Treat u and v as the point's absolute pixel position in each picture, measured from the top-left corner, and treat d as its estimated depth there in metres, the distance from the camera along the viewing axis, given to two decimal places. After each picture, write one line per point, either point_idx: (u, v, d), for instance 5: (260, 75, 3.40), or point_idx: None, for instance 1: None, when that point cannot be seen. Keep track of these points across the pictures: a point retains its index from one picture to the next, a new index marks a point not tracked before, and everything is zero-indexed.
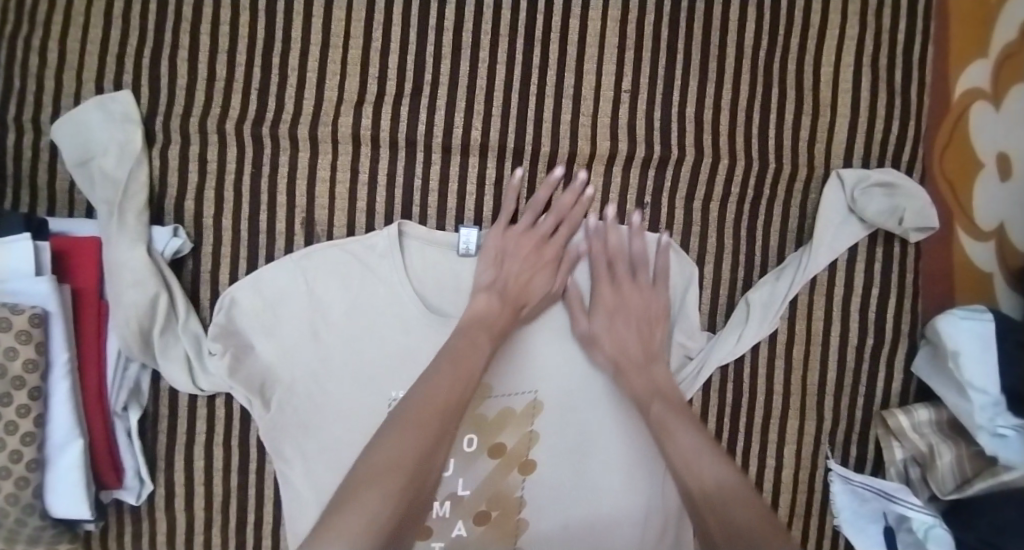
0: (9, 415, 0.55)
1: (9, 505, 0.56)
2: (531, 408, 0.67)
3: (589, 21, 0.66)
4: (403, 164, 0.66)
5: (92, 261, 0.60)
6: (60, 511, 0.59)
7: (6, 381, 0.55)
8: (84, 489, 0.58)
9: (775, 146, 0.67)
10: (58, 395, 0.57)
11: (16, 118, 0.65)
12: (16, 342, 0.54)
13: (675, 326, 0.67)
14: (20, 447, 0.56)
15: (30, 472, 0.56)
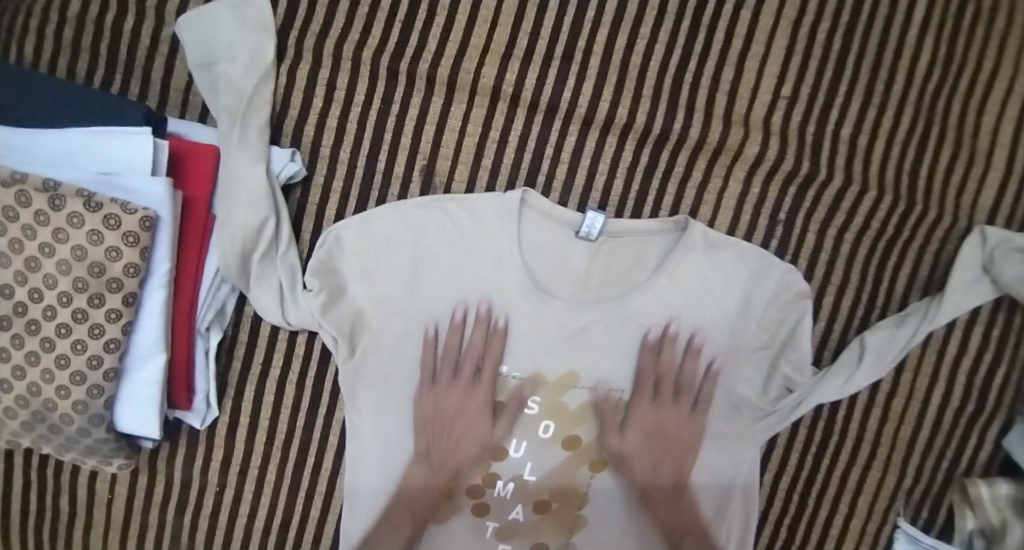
0: (99, 318, 0.52)
1: (77, 412, 0.53)
2: (615, 406, 0.64)
3: (760, 18, 0.62)
4: (539, 128, 0.62)
5: (207, 169, 0.57)
6: (126, 427, 0.56)
7: (103, 281, 0.51)
8: (158, 409, 0.55)
9: (923, 187, 0.63)
10: (150, 305, 0.54)
11: (136, 2, 0.59)
12: (122, 243, 0.51)
13: (783, 355, 0.64)
14: (101, 354, 0.53)
15: (106, 382, 0.53)
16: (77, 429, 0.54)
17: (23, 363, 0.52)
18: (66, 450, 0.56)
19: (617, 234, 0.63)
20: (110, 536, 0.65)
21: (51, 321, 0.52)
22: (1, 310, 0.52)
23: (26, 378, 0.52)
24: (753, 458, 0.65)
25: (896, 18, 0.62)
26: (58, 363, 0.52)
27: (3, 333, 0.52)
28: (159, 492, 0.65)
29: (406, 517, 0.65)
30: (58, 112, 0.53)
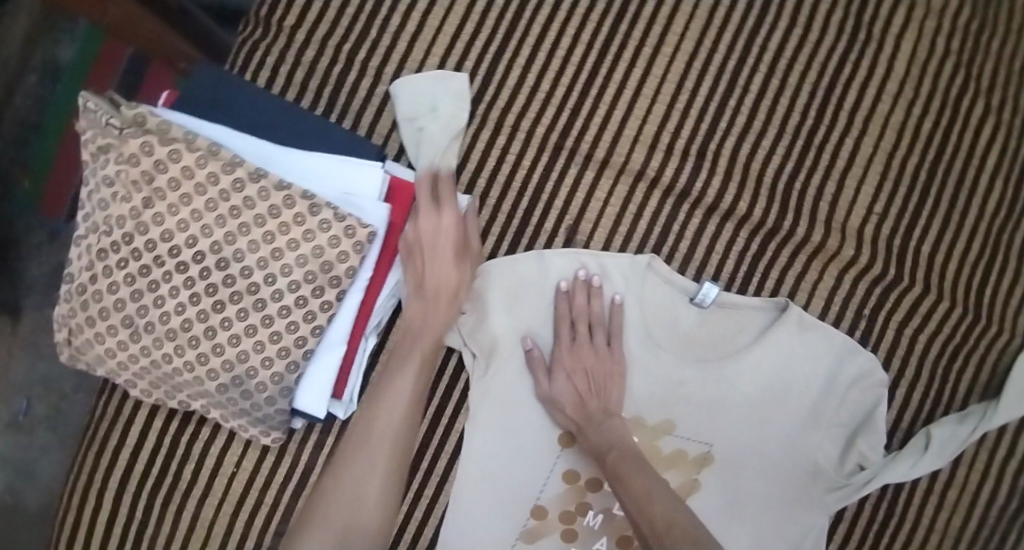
0: (313, 306, 0.62)
1: (273, 382, 0.62)
2: (702, 458, 0.73)
3: (861, 146, 0.74)
4: (670, 208, 0.74)
5: (406, 200, 0.67)
6: (298, 405, 0.66)
7: (327, 276, 0.61)
8: (329, 392, 0.66)
9: (988, 306, 0.73)
10: (349, 305, 0.65)
11: (362, 62, 0.74)
12: (352, 250, 0.61)
13: (861, 436, 0.72)
14: (306, 336, 0.62)
15: (302, 361, 0.63)
16: (266, 397, 0.63)
17: (240, 332, 0.61)
18: (238, 416, 0.65)
19: (726, 306, 0.73)
20: (235, 502, 0.74)
21: (275, 303, 0.61)
22: (236, 284, 0.61)
23: (239, 345, 0.61)
24: (821, 525, 0.72)
25: (972, 161, 0.74)
26: (271, 337, 0.62)
27: (231, 305, 0.61)
28: (287, 469, 0.74)
29: (503, 530, 0.72)
30: (306, 137, 0.67)
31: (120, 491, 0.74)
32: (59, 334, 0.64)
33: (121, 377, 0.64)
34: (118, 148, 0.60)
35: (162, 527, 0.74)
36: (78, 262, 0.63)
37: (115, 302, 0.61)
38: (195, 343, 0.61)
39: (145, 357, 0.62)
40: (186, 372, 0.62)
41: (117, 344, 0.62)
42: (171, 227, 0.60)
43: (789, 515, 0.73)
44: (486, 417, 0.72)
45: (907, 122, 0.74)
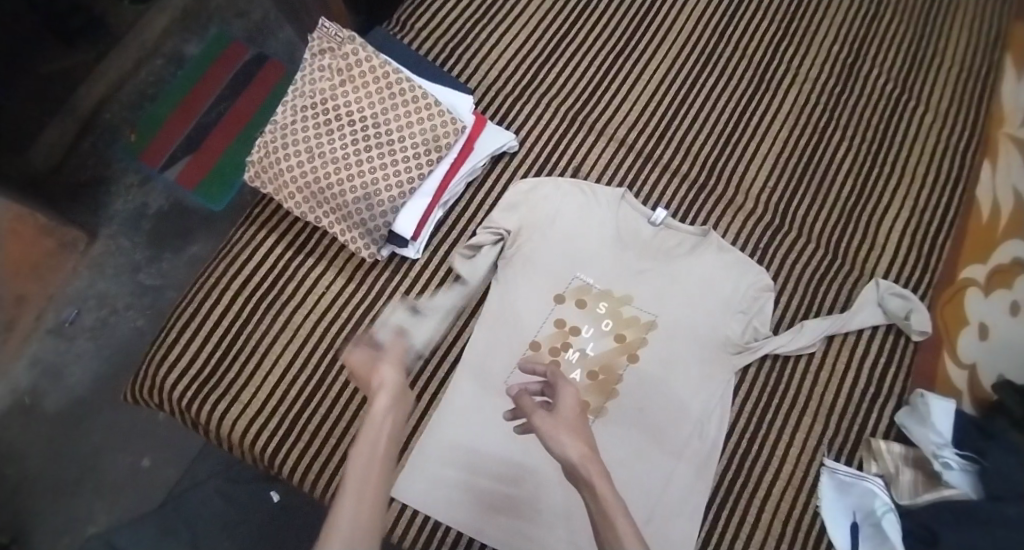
0: (422, 162, 0.99)
1: (390, 203, 0.97)
2: (648, 324, 1.01)
3: (760, 147, 1.13)
4: (638, 161, 1.10)
5: (481, 123, 1.06)
6: (396, 226, 0.99)
7: (433, 145, 0.99)
8: (418, 220, 0.99)
9: (844, 253, 1.08)
10: (437, 173, 1.01)
11: (447, 53, 1.16)
12: (453, 132, 1.00)
13: (754, 317, 1.02)
14: (413, 179, 0.98)
15: (408, 194, 0.98)
16: (381, 210, 0.97)
17: (376, 169, 0.97)
18: (356, 228, 0.98)
19: (672, 228, 1.05)
20: (319, 313, 0.99)
21: (402, 153, 0.98)
22: (381, 138, 0.98)
23: (374, 174, 0.97)
24: (729, 379, 1.00)
25: (833, 165, 1.12)
26: (395, 173, 0.98)
27: (375, 150, 0.98)
28: (351, 294, 1.00)
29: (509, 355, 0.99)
30: (424, 75, 1.09)
31: (237, 293, 1.00)
32: (254, 158, 1.01)
33: (287, 189, 0.99)
34: (333, 50, 1.01)
35: (246, 323, 0.99)
36: (281, 116, 1.01)
37: (302, 138, 0.99)
38: (348, 168, 0.97)
39: (311, 175, 0.98)
40: (336, 186, 0.97)
41: (296, 164, 0.98)
42: (351, 100, 0.99)
43: (715, 373, 1.00)
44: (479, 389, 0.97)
45: (791, 138, 1.14)
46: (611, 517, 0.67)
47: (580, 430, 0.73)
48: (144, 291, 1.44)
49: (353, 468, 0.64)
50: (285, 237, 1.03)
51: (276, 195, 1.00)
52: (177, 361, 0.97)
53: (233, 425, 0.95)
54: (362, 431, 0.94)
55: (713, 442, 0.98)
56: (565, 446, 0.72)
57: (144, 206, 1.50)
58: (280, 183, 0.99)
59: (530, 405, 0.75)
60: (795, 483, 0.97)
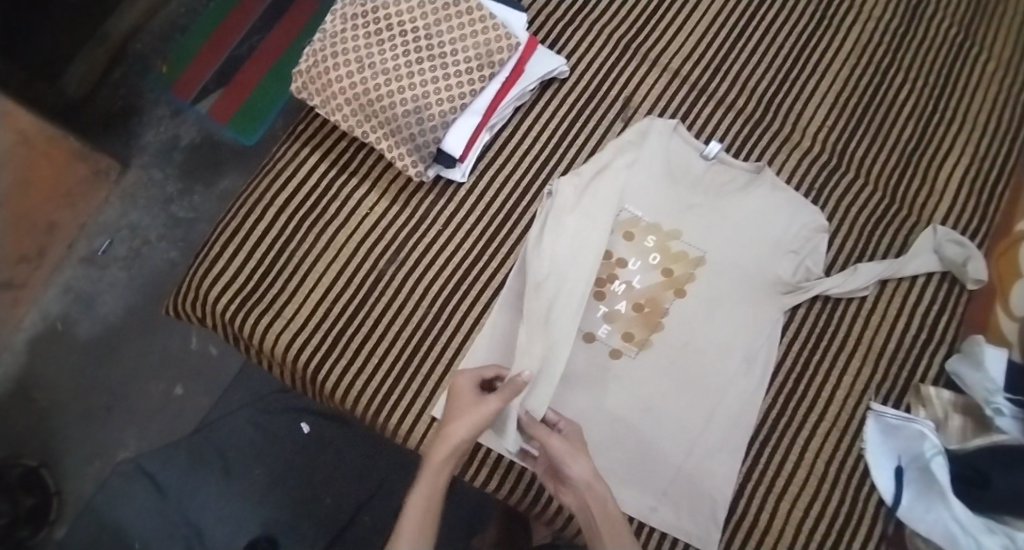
0: (474, 76, 0.96)
1: (440, 118, 0.95)
2: (697, 260, 0.99)
3: (819, 86, 1.09)
4: (692, 94, 1.07)
5: (533, 45, 1.02)
6: (445, 143, 0.97)
7: (486, 60, 0.97)
8: (467, 139, 0.97)
9: (901, 196, 1.05)
10: (487, 93, 0.99)
11: None
12: (506, 48, 0.97)
13: (807, 258, 1.00)
14: (464, 94, 0.96)
15: (458, 110, 0.96)
16: (432, 126, 0.95)
17: (427, 80, 0.95)
18: (404, 144, 0.96)
19: (725, 163, 1.02)
20: (363, 233, 0.98)
21: (454, 66, 0.96)
22: (433, 51, 0.96)
23: (425, 87, 0.95)
24: (777, 317, 0.98)
25: (893, 108, 1.09)
26: (446, 88, 0.95)
27: (428, 62, 0.96)
28: (396, 217, 0.99)
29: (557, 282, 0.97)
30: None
31: (281, 211, 0.99)
32: (301, 67, 0.99)
33: (335, 100, 0.97)
34: None
35: (290, 243, 0.97)
36: (330, 24, 0.98)
37: (353, 46, 0.96)
38: (399, 80, 0.95)
39: (360, 86, 0.96)
40: (386, 98, 0.95)
41: (345, 73, 0.96)
42: (403, 9, 0.97)
43: (763, 311, 0.98)
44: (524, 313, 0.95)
45: (851, 77, 1.10)
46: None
47: (583, 455, 0.81)
48: (177, 223, 1.43)
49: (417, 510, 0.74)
50: (329, 154, 1.01)
51: (323, 106, 0.98)
52: (222, 277, 0.97)
53: (278, 344, 0.94)
54: (404, 354, 0.94)
55: (757, 381, 0.96)
56: (570, 466, 0.80)
57: (177, 138, 1.47)
58: (326, 94, 0.98)
59: (545, 430, 0.83)
60: (839, 426, 0.96)
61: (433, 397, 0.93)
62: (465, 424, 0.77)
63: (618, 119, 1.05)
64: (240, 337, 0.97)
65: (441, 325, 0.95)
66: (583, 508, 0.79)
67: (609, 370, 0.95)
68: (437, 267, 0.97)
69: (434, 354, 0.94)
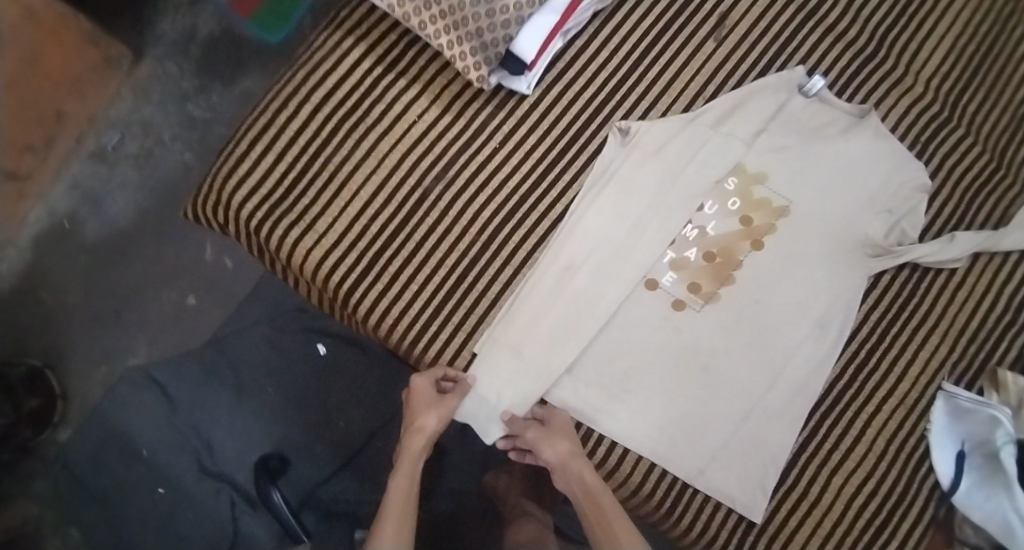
0: None
1: (514, 11, 0.81)
2: (781, 210, 0.90)
3: (938, 25, 0.97)
4: (800, 19, 0.94)
5: None
6: (516, 45, 0.83)
7: None
8: (541, 42, 0.84)
9: (1007, 161, 0.96)
10: None
11: None
12: None
13: (904, 220, 0.91)
14: None
15: (536, 5, 0.82)
16: (505, 20, 0.81)
17: None
18: (469, 39, 0.82)
19: (826, 102, 0.92)
20: (411, 146, 0.88)
21: None
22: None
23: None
24: (858, 283, 0.90)
25: (1010, 61, 0.99)
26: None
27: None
28: (455, 133, 0.88)
29: (627, 227, 0.89)
30: None
31: (320, 116, 0.88)
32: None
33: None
34: None
35: (330, 149, 0.87)
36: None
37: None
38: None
39: None
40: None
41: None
42: None
43: (844, 274, 0.91)
44: (586, 258, 0.88)
45: (973, 18, 0.98)
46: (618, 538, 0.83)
47: (569, 440, 0.84)
48: (195, 124, 1.32)
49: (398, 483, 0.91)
50: (376, 49, 0.89)
51: None
52: (248, 179, 0.87)
53: (309, 259, 0.85)
54: (447, 284, 0.86)
55: (827, 349, 0.90)
56: (547, 456, 0.83)
57: (195, 29, 1.34)
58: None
59: (523, 423, 0.85)
60: (906, 404, 0.90)
61: (477, 332, 0.86)
62: (426, 422, 0.86)
63: (710, 38, 0.93)
64: (264, 247, 0.88)
65: (496, 259, 0.87)
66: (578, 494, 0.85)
67: (671, 321, 0.88)
68: (490, 191, 0.88)
69: (484, 286, 0.86)
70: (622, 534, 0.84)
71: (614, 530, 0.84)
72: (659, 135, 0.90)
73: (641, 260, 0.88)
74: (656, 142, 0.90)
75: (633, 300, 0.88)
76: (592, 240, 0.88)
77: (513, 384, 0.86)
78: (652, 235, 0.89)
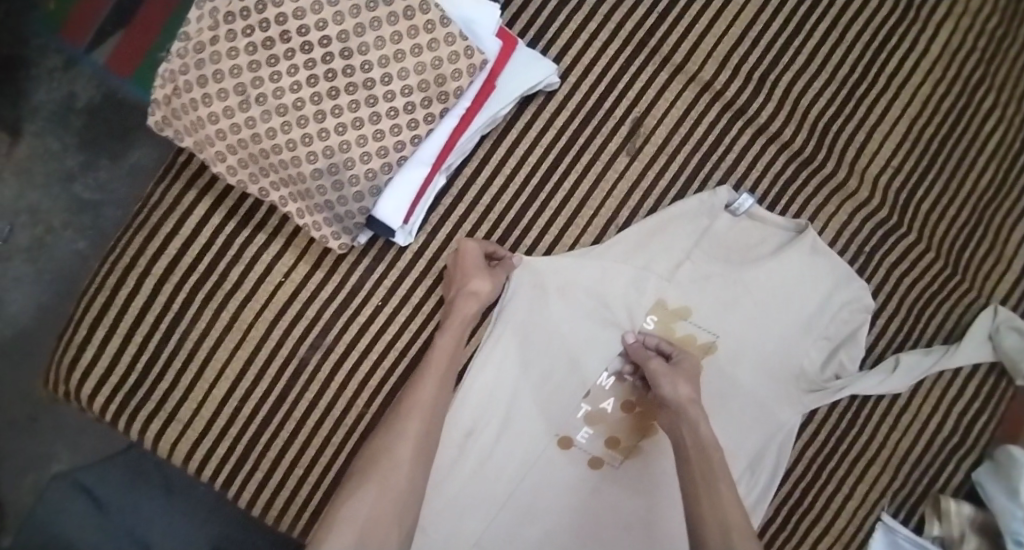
0: (418, 116, 0.65)
1: (366, 178, 0.65)
2: (707, 347, 0.81)
3: (890, 110, 0.85)
4: (726, 121, 0.82)
5: (509, 51, 0.71)
6: (377, 211, 0.68)
7: (437, 91, 0.65)
8: (409, 202, 0.69)
9: (962, 265, 0.86)
10: (440, 132, 0.69)
11: None
12: (466, 69, 0.65)
13: (844, 347, 0.83)
14: (406, 143, 0.66)
15: (396, 166, 0.66)
16: (355, 193, 0.66)
17: (348, 123, 0.65)
18: (318, 210, 0.68)
19: (757, 219, 0.81)
20: (278, 311, 0.76)
21: (386, 103, 0.65)
22: (354, 76, 0.64)
23: (344, 135, 0.65)
24: (794, 422, 0.82)
25: (975, 144, 0.87)
26: (374, 135, 0.65)
27: (345, 96, 0.64)
28: (332, 289, 0.77)
29: (534, 381, 0.80)
30: None
31: (173, 283, 0.76)
32: (158, 91, 0.66)
33: (213, 146, 0.66)
34: None
35: (185, 321, 0.76)
36: (198, 24, 0.65)
37: (232, 67, 0.64)
38: (304, 123, 0.64)
39: (247, 130, 0.65)
40: (286, 151, 0.65)
41: (223, 110, 0.64)
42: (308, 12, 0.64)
43: (779, 411, 0.82)
44: (491, 420, 0.80)
45: (931, 96, 0.86)
46: (721, 505, 0.67)
47: (694, 378, 0.75)
48: (83, 206, 1.16)
49: (372, 458, 0.67)
50: (221, 203, 0.76)
51: (196, 151, 0.67)
52: (94, 367, 0.76)
53: (176, 451, 0.77)
54: (335, 465, 0.77)
55: (761, 492, 0.82)
56: (670, 389, 0.73)
57: (73, 97, 1.16)
58: (200, 134, 0.66)
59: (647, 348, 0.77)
60: (842, 540, 0.85)
61: None
62: (481, 286, 0.74)
63: (623, 150, 0.81)
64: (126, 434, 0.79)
65: None
66: (683, 460, 0.71)
67: (587, 481, 0.80)
68: (376, 353, 0.77)
69: None
70: (723, 478, 0.69)
71: (718, 495, 0.68)
72: (567, 275, 0.79)
73: (553, 417, 0.80)
74: (557, 282, 0.79)
75: (545, 461, 0.80)
76: (497, 401, 0.80)
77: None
78: (560, 385, 0.80)
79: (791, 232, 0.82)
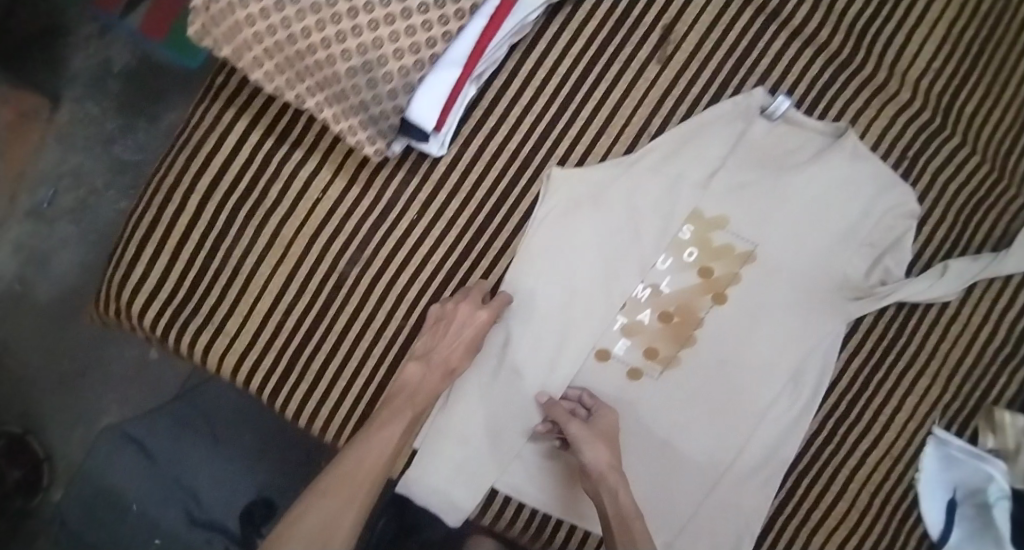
0: (448, 11, 0.66)
1: (400, 76, 0.66)
2: (747, 255, 0.79)
3: (931, 10, 0.82)
4: (760, 25, 0.80)
5: None
6: (412, 112, 0.69)
7: None
8: (443, 103, 0.69)
9: (1010, 169, 0.83)
10: (470, 31, 0.69)
11: None
12: None
13: (889, 253, 0.80)
14: (437, 39, 0.66)
15: (428, 64, 0.67)
16: (390, 90, 0.67)
17: (380, 19, 0.65)
18: (353, 113, 0.68)
19: (794, 123, 0.80)
20: (317, 226, 0.77)
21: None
22: None
23: (377, 31, 0.65)
24: (839, 331, 0.80)
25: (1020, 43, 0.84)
26: (406, 31, 0.65)
27: None
28: (368, 202, 0.77)
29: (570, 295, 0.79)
30: None
31: (214, 199, 0.77)
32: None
33: (251, 51, 0.68)
34: None
35: (226, 236, 0.77)
36: None
37: None
38: (337, 20, 0.65)
39: (281, 31, 0.66)
40: (320, 50, 0.66)
41: (257, 11, 0.66)
42: None
43: (823, 319, 0.80)
44: (528, 334, 0.79)
45: None
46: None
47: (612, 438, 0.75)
48: (122, 167, 1.17)
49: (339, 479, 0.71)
50: (259, 119, 0.77)
51: (234, 59, 0.69)
52: (143, 285, 0.78)
53: (225, 364, 0.78)
54: (378, 375, 0.78)
55: (804, 404, 0.81)
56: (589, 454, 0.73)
57: (109, 63, 1.16)
58: (237, 40, 0.68)
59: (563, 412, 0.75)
60: (892, 455, 0.83)
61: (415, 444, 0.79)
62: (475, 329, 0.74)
63: (654, 59, 0.80)
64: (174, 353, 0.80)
65: None
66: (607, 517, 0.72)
67: (626, 392, 0.80)
68: (414, 265, 0.78)
69: None
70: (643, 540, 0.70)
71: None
72: (600, 184, 0.78)
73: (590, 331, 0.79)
74: (591, 192, 0.78)
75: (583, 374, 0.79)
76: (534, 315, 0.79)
77: (457, 480, 0.79)
78: (596, 298, 0.79)
79: (831, 135, 0.80)
